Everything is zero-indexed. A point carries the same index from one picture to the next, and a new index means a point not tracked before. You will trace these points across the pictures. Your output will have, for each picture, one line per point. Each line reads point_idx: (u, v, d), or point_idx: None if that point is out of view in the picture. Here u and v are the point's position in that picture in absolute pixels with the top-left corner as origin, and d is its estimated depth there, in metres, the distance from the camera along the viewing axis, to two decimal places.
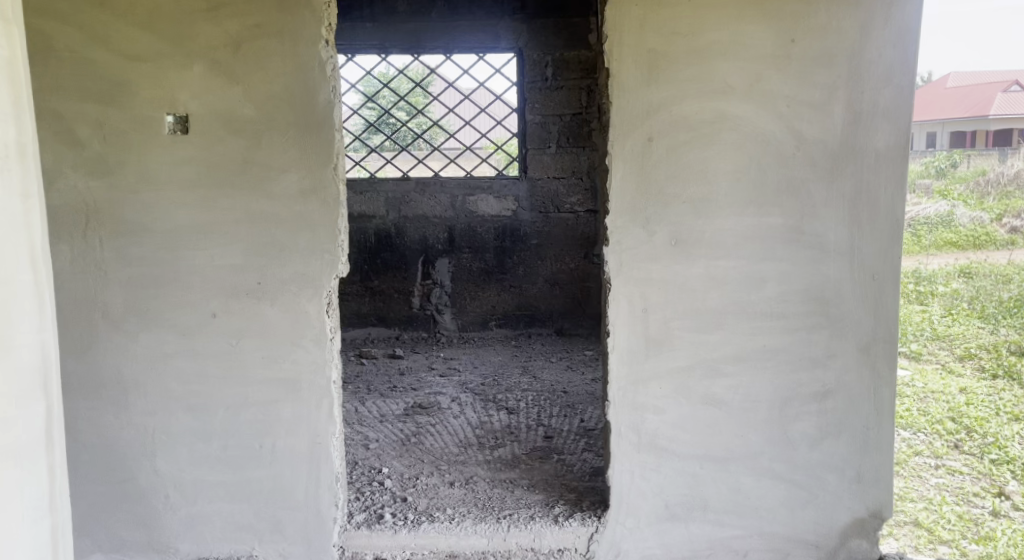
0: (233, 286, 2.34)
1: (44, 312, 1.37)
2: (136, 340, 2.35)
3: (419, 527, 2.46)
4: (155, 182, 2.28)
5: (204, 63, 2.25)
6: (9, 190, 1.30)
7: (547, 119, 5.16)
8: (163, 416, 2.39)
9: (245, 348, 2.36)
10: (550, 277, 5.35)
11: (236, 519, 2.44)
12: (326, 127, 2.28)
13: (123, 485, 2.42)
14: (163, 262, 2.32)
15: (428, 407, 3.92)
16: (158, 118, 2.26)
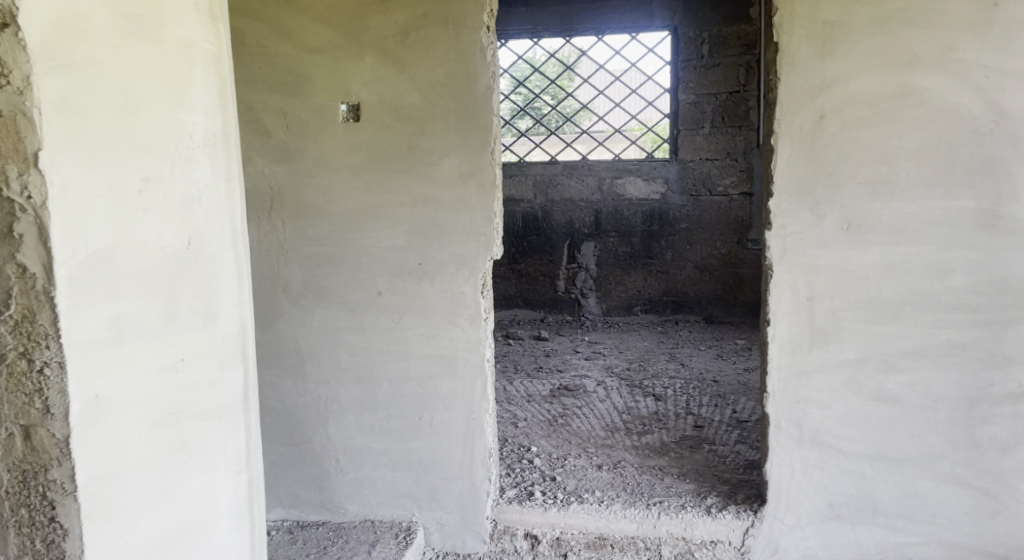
0: (396, 267, 2.46)
1: (242, 286, 1.50)
2: (311, 314, 2.53)
3: (569, 507, 2.49)
4: (330, 167, 2.44)
5: (375, 54, 2.36)
6: (218, 175, 1.42)
7: (702, 99, 5.00)
8: (334, 386, 2.56)
9: (407, 325, 2.48)
10: (700, 262, 5.18)
11: (398, 486, 2.59)
12: (485, 112, 2.34)
13: (300, 447, 2.62)
14: (335, 243, 2.48)
15: (574, 389, 3.94)
16: (333, 107, 2.40)
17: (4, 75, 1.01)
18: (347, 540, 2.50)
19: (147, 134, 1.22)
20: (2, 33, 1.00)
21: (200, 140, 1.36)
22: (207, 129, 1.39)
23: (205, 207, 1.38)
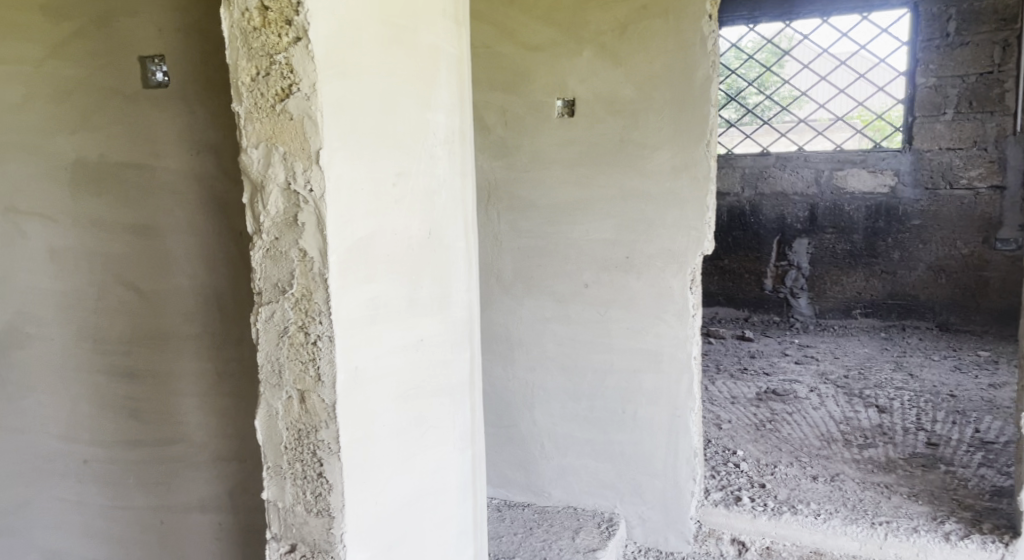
0: (604, 260, 2.47)
1: (470, 274, 1.59)
2: (521, 303, 2.61)
3: (781, 516, 2.38)
4: (544, 161, 2.50)
5: (593, 49, 2.39)
6: (454, 170, 1.51)
7: (945, 82, 4.50)
8: (541, 372, 2.63)
9: (612, 318, 2.49)
10: (935, 263, 4.67)
11: (600, 476, 2.59)
12: (702, 103, 2.28)
13: (508, 430, 2.71)
14: (547, 235, 2.54)
15: (783, 393, 3.73)
16: (549, 103, 2.46)
17: (295, 82, 1.12)
18: (552, 524, 2.54)
19: (397, 132, 1.30)
20: (295, 45, 1.11)
21: (442, 137, 1.44)
22: (449, 127, 1.47)
23: (443, 199, 1.47)
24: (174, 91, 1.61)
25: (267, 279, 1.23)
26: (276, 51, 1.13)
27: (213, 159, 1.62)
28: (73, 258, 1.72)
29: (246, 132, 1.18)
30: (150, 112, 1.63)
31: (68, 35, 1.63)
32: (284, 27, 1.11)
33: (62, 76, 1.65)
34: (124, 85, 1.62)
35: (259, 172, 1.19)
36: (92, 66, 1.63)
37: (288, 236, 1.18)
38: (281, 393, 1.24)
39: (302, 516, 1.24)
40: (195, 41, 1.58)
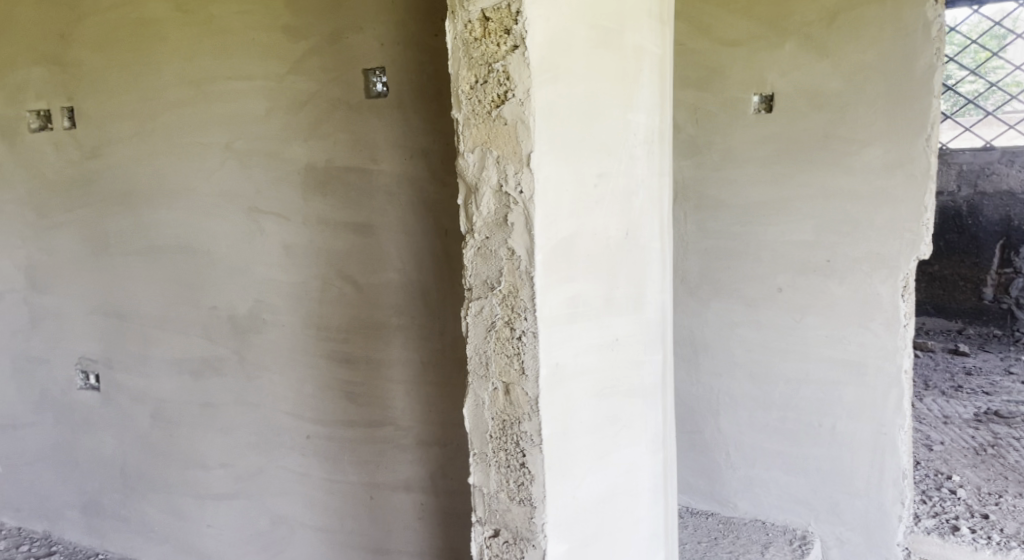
0: (801, 262, 2.29)
1: (665, 275, 1.51)
2: (708, 306, 2.47)
3: (1009, 552, 2.16)
4: (737, 160, 2.36)
5: (797, 40, 2.21)
6: (653, 168, 1.45)
7: None
8: (727, 379, 2.48)
9: (809, 325, 2.30)
10: None
11: (793, 492, 2.40)
12: (923, 94, 2.04)
13: (690, 436, 2.58)
14: (738, 236, 2.39)
15: (1008, 416, 3.32)
16: (745, 99, 2.32)
17: (511, 89, 1.17)
18: (739, 537, 2.39)
19: (597, 132, 1.29)
20: (512, 53, 1.16)
21: (642, 137, 1.40)
22: (649, 127, 1.42)
23: (641, 199, 1.42)
24: (392, 99, 1.74)
25: (477, 276, 1.28)
26: (495, 59, 1.18)
27: (423, 162, 1.74)
28: (303, 253, 1.92)
29: (464, 137, 1.23)
30: (371, 119, 1.77)
31: (304, 52, 1.82)
32: (503, 36, 1.17)
33: (299, 90, 1.85)
34: (350, 96, 1.78)
35: (474, 175, 1.24)
36: (324, 79, 1.81)
37: (498, 235, 1.23)
38: (487, 384, 1.29)
39: (505, 503, 1.29)
40: (410, 53, 1.70)
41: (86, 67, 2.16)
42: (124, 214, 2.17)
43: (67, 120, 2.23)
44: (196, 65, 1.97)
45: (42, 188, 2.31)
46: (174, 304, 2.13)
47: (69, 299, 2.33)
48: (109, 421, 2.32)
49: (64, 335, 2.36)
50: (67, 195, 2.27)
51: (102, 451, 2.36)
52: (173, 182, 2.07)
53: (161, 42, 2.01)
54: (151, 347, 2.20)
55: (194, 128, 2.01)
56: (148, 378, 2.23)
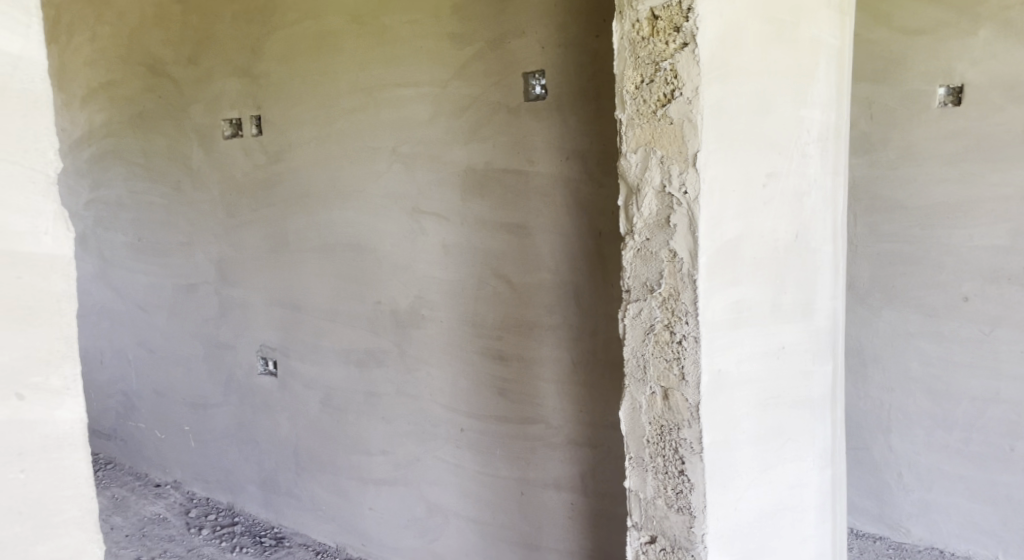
0: (992, 269, 2.07)
1: (837, 280, 1.42)
2: (879, 315, 2.29)
3: None
4: (918, 158, 2.16)
5: (994, 26, 1.99)
6: (827, 167, 1.37)
7: None
8: (901, 394, 2.28)
9: (1000, 339, 2.08)
10: None
11: (977, 521, 2.18)
12: None
13: (857, 453, 2.40)
14: (917, 240, 2.19)
15: None
16: (928, 92, 2.12)
17: (678, 87, 1.14)
18: None
19: (768, 130, 1.23)
20: (681, 51, 1.13)
21: (816, 135, 1.32)
22: (824, 124, 1.34)
23: (813, 200, 1.34)
24: (551, 102, 1.76)
25: (636, 278, 1.25)
26: (662, 58, 1.16)
27: (579, 164, 1.74)
28: (461, 253, 1.99)
29: (627, 138, 1.22)
30: (529, 122, 1.80)
31: (468, 57, 1.88)
32: (672, 34, 1.14)
33: (462, 96, 1.91)
34: (510, 99, 1.82)
35: (637, 175, 1.22)
36: (486, 84, 1.86)
37: (659, 237, 1.20)
38: (644, 388, 1.26)
39: (662, 510, 1.27)
40: (571, 56, 1.71)
41: (273, 79, 2.36)
42: (301, 214, 2.35)
43: (255, 127, 2.44)
44: (368, 75, 2.10)
45: (233, 190, 2.55)
46: (343, 298, 2.28)
47: (252, 291, 2.55)
48: (284, 405, 2.52)
49: (248, 324, 2.59)
50: (253, 197, 2.49)
51: (278, 432, 2.56)
52: (345, 184, 2.21)
53: (338, 53, 2.16)
54: (322, 338, 2.37)
55: (365, 133, 2.14)
56: (319, 367, 2.39)
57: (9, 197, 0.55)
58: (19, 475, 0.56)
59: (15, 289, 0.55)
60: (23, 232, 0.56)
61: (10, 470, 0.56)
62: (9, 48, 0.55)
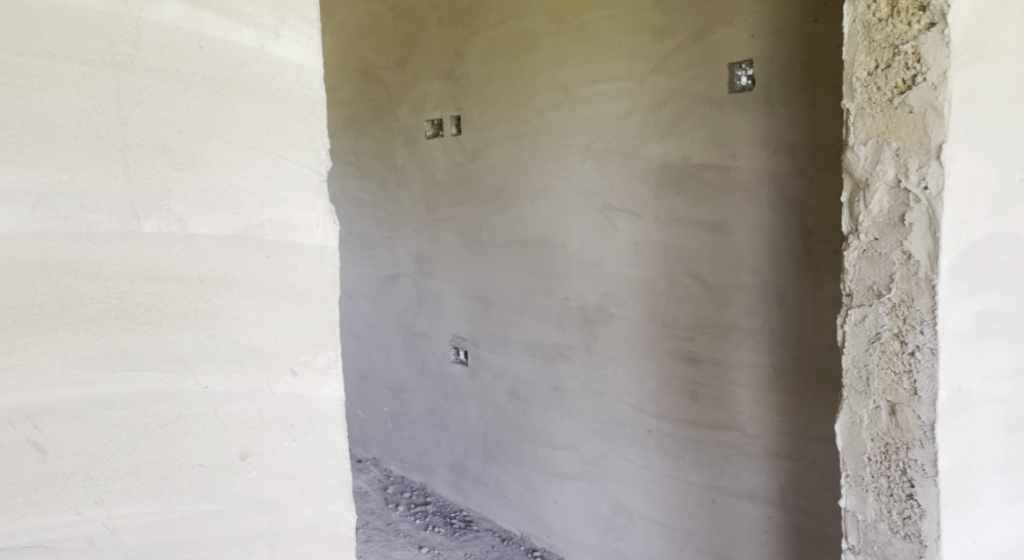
0: None
1: None
2: None
3: None
4: None
5: None
6: None
7: None
8: None
9: None
10: None
11: None
12: None
13: None
14: None
15: None
16: None
17: (921, 72, 1.01)
18: None
19: None
20: (927, 32, 1.01)
21: None
22: None
23: None
24: (759, 93, 1.67)
25: (860, 281, 1.13)
26: (903, 40, 1.04)
27: (788, 159, 1.63)
28: (653, 250, 1.94)
29: (855, 129, 1.11)
30: (733, 115, 1.72)
31: (669, 50, 1.84)
32: (917, 13, 1.02)
33: (661, 90, 1.87)
34: (713, 91, 1.75)
35: (865, 170, 1.10)
36: (688, 77, 1.80)
37: (890, 237, 1.07)
38: (866, 401, 1.14)
39: (885, 536, 1.14)
40: (784, 44, 1.61)
41: (473, 80, 2.45)
42: (495, 210, 2.42)
43: (454, 127, 2.56)
44: (565, 72, 2.12)
45: (432, 187, 2.69)
46: (533, 293, 2.32)
47: (447, 283, 2.67)
48: (475, 393, 2.62)
49: (442, 315, 2.72)
50: (451, 193, 2.60)
51: (468, 419, 2.67)
52: (538, 181, 2.25)
53: (537, 52, 2.20)
54: (511, 331, 2.43)
55: (560, 130, 2.16)
56: (507, 359, 2.46)
57: (288, 191, 0.61)
58: (292, 443, 0.62)
59: (292, 276, 0.61)
60: (299, 224, 0.61)
61: (284, 438, 0.62)
62: (295, 58, 0.60)
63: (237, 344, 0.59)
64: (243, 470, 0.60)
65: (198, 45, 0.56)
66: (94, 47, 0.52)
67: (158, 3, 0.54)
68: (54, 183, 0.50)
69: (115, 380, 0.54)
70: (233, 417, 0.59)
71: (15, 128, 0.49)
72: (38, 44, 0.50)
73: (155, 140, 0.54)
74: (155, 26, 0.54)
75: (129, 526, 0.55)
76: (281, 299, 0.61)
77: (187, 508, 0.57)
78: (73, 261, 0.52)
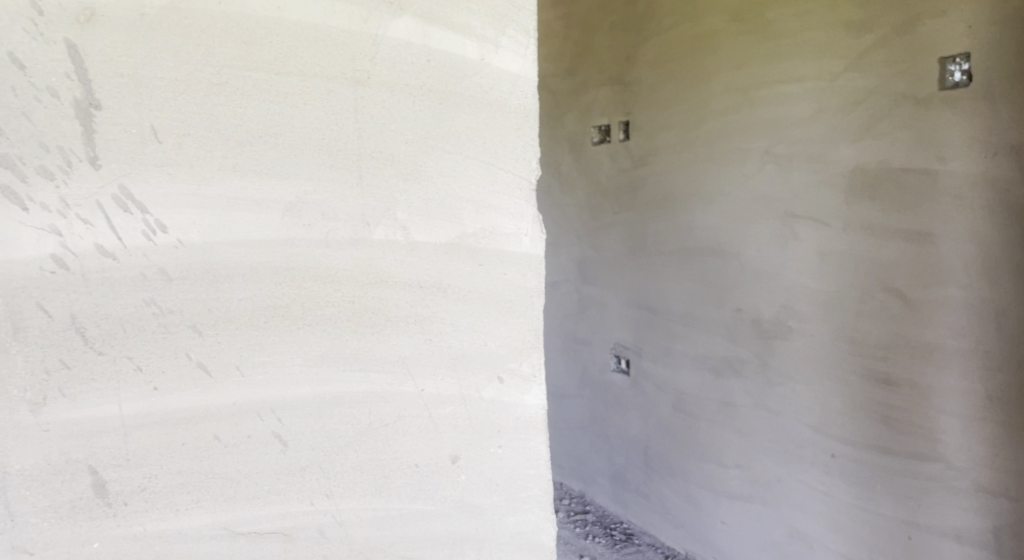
0: None
1: None
2: None
3: None
4: None
5: None
6: None
7: None
8: None
9: None
10: None
11: None
12: None
13: None
14: None
15: None
16: None
17: None
18: None
19: None
20: None
21: None
22: None
23: None
24: (978, 89, 1.48)
25: None
26: None
27: (1015, 162, 1.44)
28: (840, 261, 1.79)
29: None
30: (943, 114, 1.54)
31: (867, 46, 1.69)
32: None
33: (855, 89, 1.72)
34: (918, 88, 1.58)
35: None
36: (889, 73, 1.64)
37: None
38: None
39: None
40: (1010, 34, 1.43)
41: (643, 85, 2.41)
42: (664, 216, 2.35)
43: (622, 132, 2.53)
44: (746, 73, 2.02)
45: (599, 193, 2.67)
46: (702, 303, 2.22)
47: (610, 291, 2.64)
48: (637, 404, 2.56)
49: (604, 322, 2.69)
50: (618, 200, 2.57)
51: (630, 430, 2.62)
52: (712, 187, 2.16)
53: (717, 54, 2.11)
54: (675, 341, 2.33)
55: (738, 133, 2.06)
56: (671, 369, 2.37)
57: (502, 201, 0.62)
58: (498, 449, 0.64)
59: (501, 285, 0.63)
60: (509, 233, 0.63)
61: (491, 444, 0.64)
62: (511, 69, 0.62)
63: (451, 349, 0.61)
64: (454, 473, 0.62)
65: (426, 59, 0.59)
66: (338, 64, 0.55)
67: (393, 20, 0.57)
68: (301, 193, 0.55)
69: (346, 378, 0.57)
70: (446, 420, 0.61)
71: (270, 143, 0.54)
72: (291, 63, 0.54)
73: (385, 152, 0.57)
74: (388, 42, 0.57)
75: (354, 519, 0.58)
76: (491, 306, 0.63)
77: (404, 506, 0.60)
78: (314, 265, 0.56)
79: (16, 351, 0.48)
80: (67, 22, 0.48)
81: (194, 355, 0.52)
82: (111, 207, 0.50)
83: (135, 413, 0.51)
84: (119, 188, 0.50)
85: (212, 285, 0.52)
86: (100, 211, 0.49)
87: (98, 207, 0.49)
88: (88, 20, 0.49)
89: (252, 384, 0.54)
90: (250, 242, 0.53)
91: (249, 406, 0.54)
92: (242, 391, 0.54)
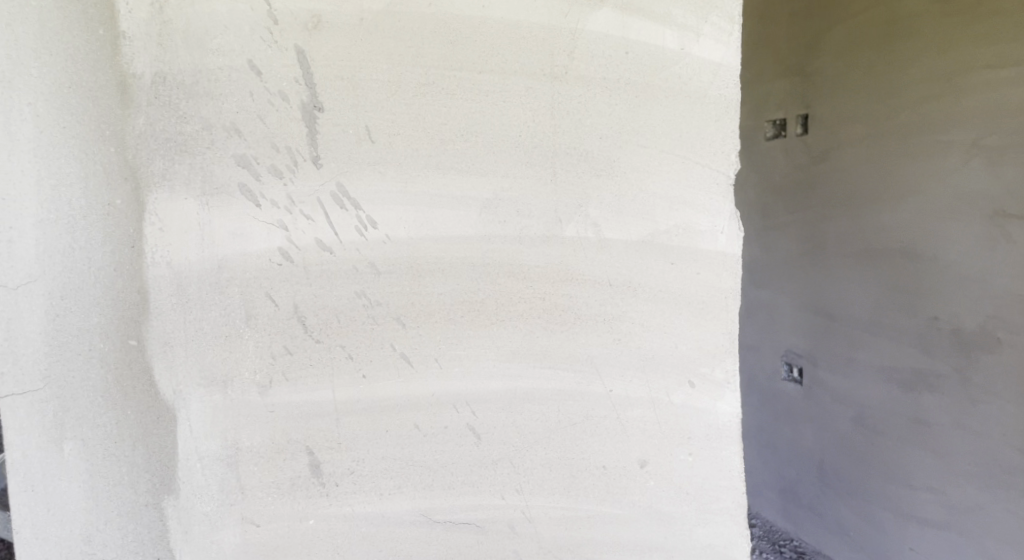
0: None
1: None
2: None
3: None
4: None
5: None
6: None
7: None
8: None
9: None
10: None
11: None
12: None
13: None
14: None
15: None
16: None
17: None
18: None
19: None
20: None
21: None
22: None
23: None
24: None
25: None
26: None
27: None
28: None
29: None
30: None
31: None
32: None
33: None
34: None
35: None
36: None
37: None
38: None
39: None
40: None
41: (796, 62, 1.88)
42: (835, 225, 1.77)
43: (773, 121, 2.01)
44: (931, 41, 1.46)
45: (751, 198, 2.10)
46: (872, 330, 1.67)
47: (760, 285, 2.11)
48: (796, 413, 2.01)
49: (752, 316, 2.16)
50: (777, 207, 2.01)
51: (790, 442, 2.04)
52: (885, 190, 1.61)
53: (901, 27, 1.53)
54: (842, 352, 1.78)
55: (921, 120, 1.50)
56: (838, 376, 1.80)
57: (695, 195, 0.60)
58: (688, 457, 0.61)
59: (694, 285, 0.60)
60: (704, 231, 0.60)
61: (680, 452, 0.61)
62: (712, 57, 0.59)
63: (640, 350, 0.60)
64: (642, 478, 0.61)
65: (624, 51, 0.57)
66: (536, 59, 0.56)
67: (593, 12, 0.57)
68: (497, 191, 0.57)
69: (535, 375, 0.58)
70: (634, 423, 0.60)
71: (470, 140, 0.56)
72: (493, 61, 0.56)
73: (579, 148, 0.57)
74: (588, 35, 0.57)
75: (543, 516, 0.60)
76: (683, 306, 0.60)
77: (591, 508, 0.60)
78: (508, 262, 0.57)
79: (250, 337, 0.55)
80: (298, 29, 0.53)
81: (398, 346, 0.56)
82: (330, 204, 0.55)
83: (346, 398, 0.56)
84: (337, 186, 0.55)
85: (415, 279, 0.56)
86: (320, 208, 0.55)
87: (319, 204, 0.55)
88: (315, 26, 0.54)
89: (449, 375, 0.57)
90: (451, 239, 0.56)
91: (445, 397, 0.57)
92: (440, 381, 0.57)
